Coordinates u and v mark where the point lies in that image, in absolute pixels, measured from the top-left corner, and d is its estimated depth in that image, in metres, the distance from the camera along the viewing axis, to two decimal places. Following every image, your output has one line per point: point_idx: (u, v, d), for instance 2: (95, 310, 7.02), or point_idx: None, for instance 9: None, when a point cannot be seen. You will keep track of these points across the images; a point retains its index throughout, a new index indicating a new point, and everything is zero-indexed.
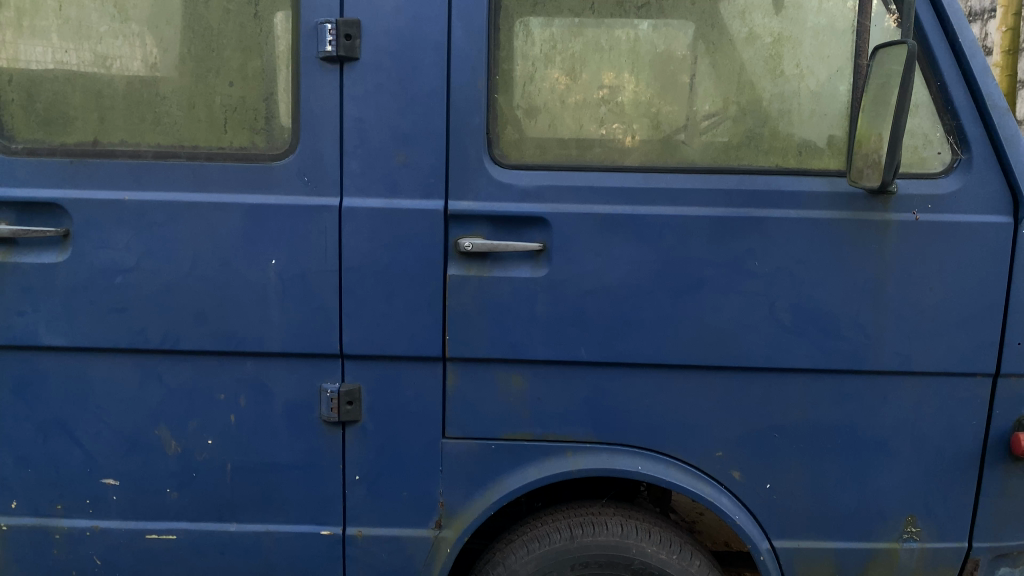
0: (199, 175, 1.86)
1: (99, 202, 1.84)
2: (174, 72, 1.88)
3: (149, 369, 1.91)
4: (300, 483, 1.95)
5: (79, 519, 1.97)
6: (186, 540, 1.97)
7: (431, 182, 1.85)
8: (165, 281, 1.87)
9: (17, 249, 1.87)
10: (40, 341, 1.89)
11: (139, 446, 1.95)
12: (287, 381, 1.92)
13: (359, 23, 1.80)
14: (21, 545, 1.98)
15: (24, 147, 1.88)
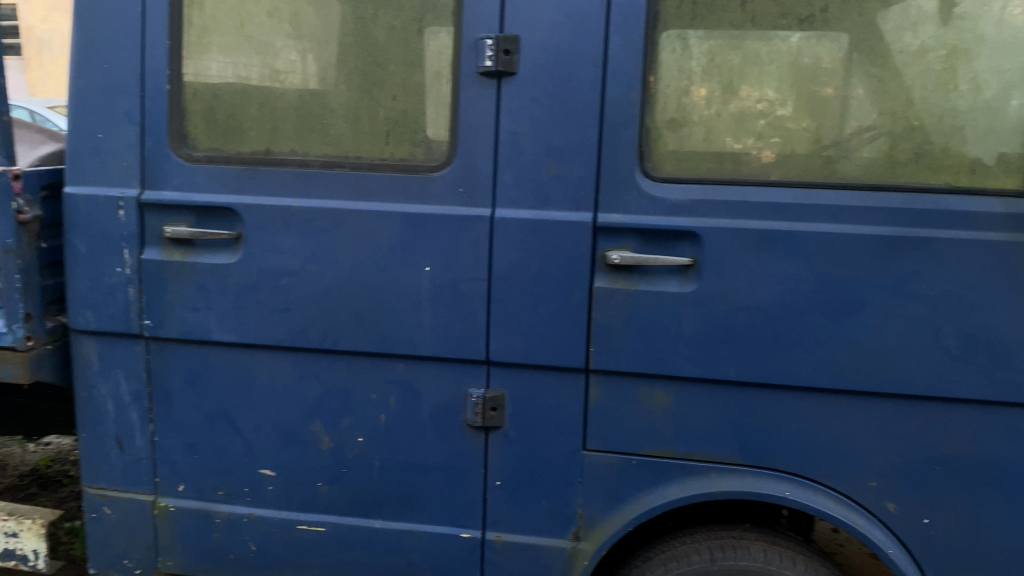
0: (361, 185, 1.95)
1: (270, 208, 1.96)
2: (342, 86, 1.98)
3: (307, 367, 2.01)
4: (443, 485, 2.01)
5: (237, 505, 2.10)
6: (333, 533, 2.06)
7: (581, 194, 1.86)
8: (326, 283, 1.96)
9: (195, 250, 2.01)
10: (211, 336, 2.02)
11: (295, 440, 2.05)
12: (435, 385, 1.98)
13: (518, 38, 1.85)
14: (186, 526, 2.12)
15: (203, 155, 2.02)
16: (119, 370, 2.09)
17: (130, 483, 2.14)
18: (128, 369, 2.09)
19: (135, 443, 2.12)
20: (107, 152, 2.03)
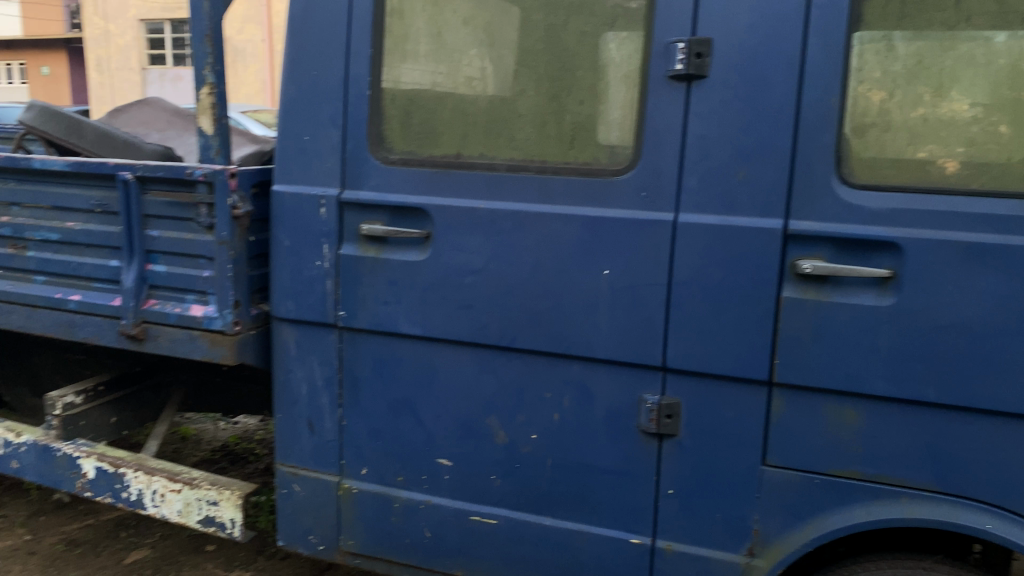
0: (546, 188, 1.98)
1: (458, 208, 2.03)
2: (531, 91, 2.02)
3: (486, 363, 2.07)
4: (615, 489, 2.01)
5: (415, 492, 2.19)
6: (504, 526, 2.10)
7: (771, 201, 1.81)
8: (508, 282, 2.01)
9: (387, 247, 2.12)
10: (398, 329, 2.13)
11: (471, 433, 2.11)
12: (610, 388, 1.98)
13: (710, 41, 1.82)
14: (367, 508, 2.23)
15: (398, 157, 2.12)
16: (314, 357, 2.24)
17: (319, 463, 2.28)
18: (322, 356, 2.23)
19: (324, 425, 2.26)
20: (312, 153, 2.17)
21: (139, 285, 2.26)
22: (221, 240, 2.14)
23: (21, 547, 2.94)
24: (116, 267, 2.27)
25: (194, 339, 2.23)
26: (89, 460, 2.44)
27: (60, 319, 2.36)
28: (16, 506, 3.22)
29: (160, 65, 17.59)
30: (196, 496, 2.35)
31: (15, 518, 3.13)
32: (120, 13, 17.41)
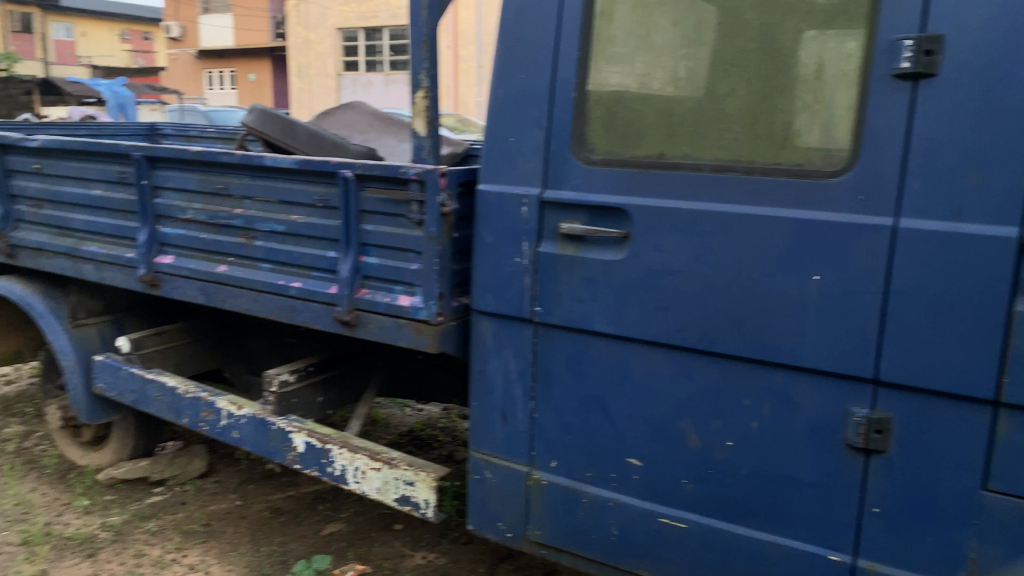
0: (754, 190, 1.94)
1: (660, 209, 2.03)
2: (741, 90, 1.99)
3: (682, 365, 2.06)
4: (814, 502, 1.94)
5: (604, 489, 2.21)
6: (694, 531, 2.09)
7: (1006, 207, 1.68)
8: (708, 285, 1.98)
9: (585, 246, 2.15)
10: (593, 327, 2.15)
11: (663, 435, 2.11)
12: (814, 399, 1.92)
13: (942, 37, 1.72)
14: (556, 501, 2.28)
15: (601, 158, 2.15)
16: (509, 350, 2.31)
17: (510, 453, 2.35)
18: (517, 350, 2.30)
19: (517, 417, 2.33)
20: (518, 154, 2.25)
21: (353, 275, 2.42)
22: (429, 235, 2.25)
23: (234, 512, 3.22)
24: (333, 258, 2.45)
25: (400, 327, 2.37)
26: (300, 434, 2.63)
27: (282, 303, 2.56)
28: (229, 473, 3.53)
29: (356, 72, 19.40)
30: (394, 476, 2.50)
31: (229, 485, 3.43)
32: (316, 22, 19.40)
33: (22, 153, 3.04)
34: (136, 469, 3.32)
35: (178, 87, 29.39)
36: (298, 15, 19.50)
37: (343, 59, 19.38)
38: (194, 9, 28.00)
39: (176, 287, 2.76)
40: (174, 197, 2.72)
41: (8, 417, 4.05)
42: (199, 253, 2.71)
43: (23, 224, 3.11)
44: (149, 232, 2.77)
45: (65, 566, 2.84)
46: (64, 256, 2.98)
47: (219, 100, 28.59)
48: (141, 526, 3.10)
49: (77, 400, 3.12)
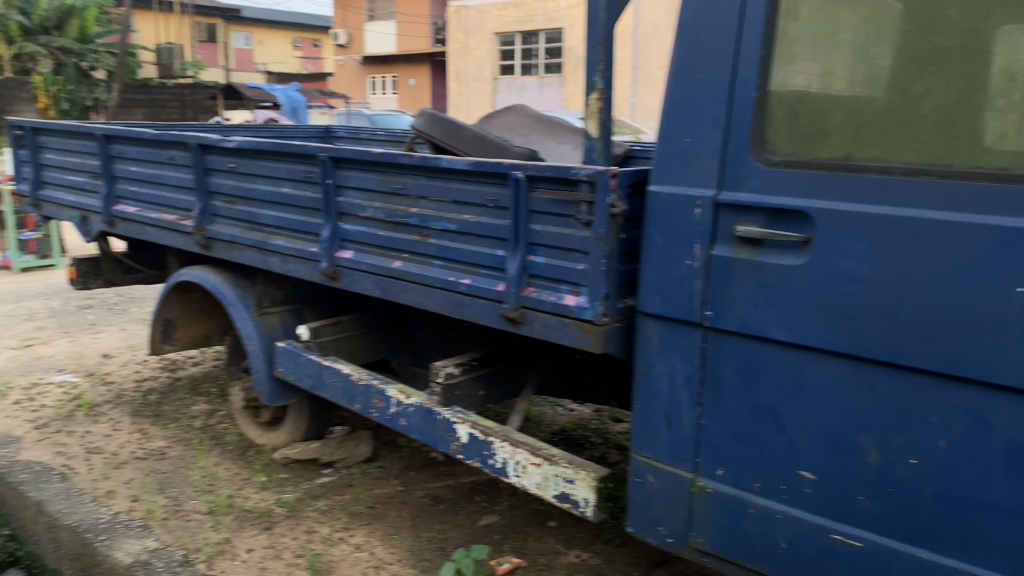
0: (951, 194, 1.83)
1: (845, 213, 1.96)
2: (940, 89, 1.89)
3: (864, 377, 1.97)
4: (1009, 531, 1.80)
5: (773, 501, 2.15)
6: (870, 551, 1.99)
7: None
8: (896, 293, 1.89)
9: (762, 250, 2.10)
10: (767, 334, 2.10)
11: (839, 448, 2.03)
12: (1014, 419, 1.76)
13: None
14: (721, 509, 2.24)
15: (782, 160, 2.10)
16: (677, 354, 2.28)
17: (674, 458, 2.34)
18: (685, 354, 2.27)
19: (682, 422, 2.30)
20: (693, 155, 2.22)
21: (521, 274, 2.45)
22: (597, 236, 2.24)
23: (396, 496, 3.36)
24: (502, 256, 2.50)
25: (565, 326, 2.37)
26: (464, 425, 2.72)
27: (451, 299, 2.64)
28: (392, 459, 3.69)
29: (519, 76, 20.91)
30: (554, 472, 2.51)
31: (391, 470, 3.59)
32: (477, 29, 21.51)
33: (219, 153, 3.29)
34: (308, 450, 3.54)
35: (344, 91, 31.26)
36: (461, 22, 21.74)
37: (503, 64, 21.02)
38: (358, 17, 29.46)
39: (355, 280, 2.93)
40: (355, 196, 2.88)
41: (196, 396, 4.41)
42: (376, 249, 2.86)
43: (218, 218, 3.37)
44: (332, 228, 2.95)
45: (245, 537, 3.06)
46: (254, 248, 3.23)
47: (380, 104, 30.11)
48: (312, 504, 3.30)
49: (260, 382, 3.35)
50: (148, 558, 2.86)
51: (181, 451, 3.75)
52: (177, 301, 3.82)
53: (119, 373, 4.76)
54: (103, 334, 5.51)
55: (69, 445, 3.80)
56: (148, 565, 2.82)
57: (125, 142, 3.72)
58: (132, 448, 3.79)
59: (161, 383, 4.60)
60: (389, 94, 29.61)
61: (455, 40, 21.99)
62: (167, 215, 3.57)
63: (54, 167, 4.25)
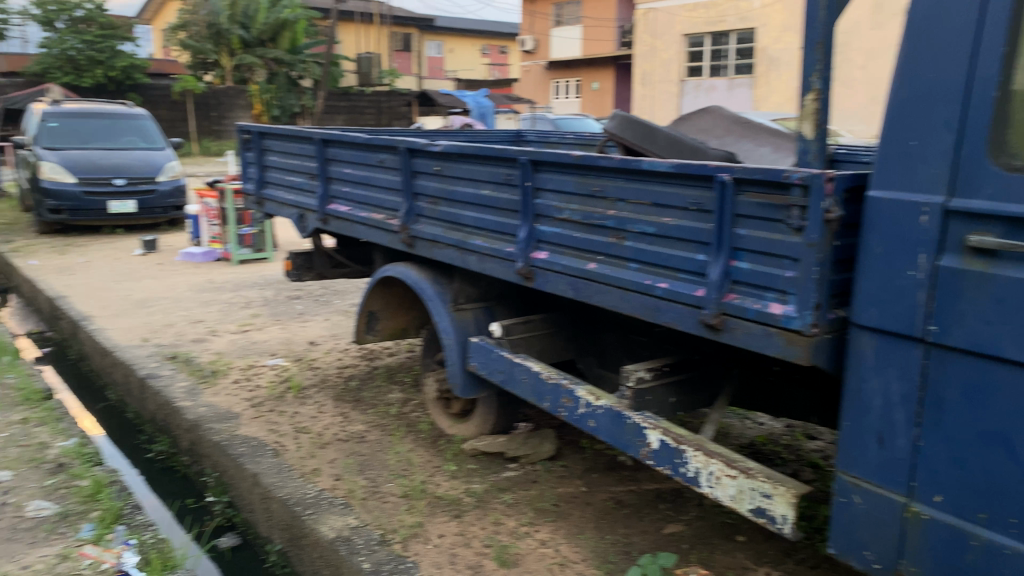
0: None
1: None
2: None
3: None
4: None
5: (999, 535, 1.96)
6: None
7: None
8: None
9: (998, 262, 1.92)
10: (1002, 353, 1.91)
11: None
12: None
13: None
14: (937, 538, 2.09)
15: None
16: (893, 370, 2.15)
17: (886, 480, 2.20)
18: (903, 371, 2.13)
19: (897, 443, 2.17)
20: (919, 159, 2.09)
21: (723, 279, 2.38)
22: (810, 243, 2.13)
23: (580, 496, 3.40)
24: (702, 261, 2.44)
25: (769, 336, 2.28)
26: (655, 431, 2.66)
27: (646, 302, 2.61)
28: (575, 459, 3.73)
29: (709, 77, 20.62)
30: (750, 486, 2.40)
31: (575, 470, 3.62)
32: (664, 31, 21.31)
33: (425, 156, 3.46)
34: (495, 443, 3.69)
35: (529, 96, 32.02)
36: (648, 24, 21.63)
37: (691, 65, 20.89)
38: (546, 24, 30.31)
39: (549, 281, 2.97)
40: (553, 198, 2.91)
41: (391, 384, 4.66)
42: (571, 250, 2.87)
43: (421, 218, 3.56)
44: (529, 229, 3.01)
45: (436, 522, 3.20)
46: (454, 247, 3.38)
47: (564, 109, 30.64)
48: (499, 497, 3.39)
49: (454, 375, 3.49)
50: (350, 535, 3.05)
51: (379, 436, 3.98)
52: (380, 294, 4.06)
53: (323, 359, 5.12)
54: (309, 323, 5.94)
55: (281, 424, 4.13)
56: (349, 542, 3.00)
57: (340, 146, 4.00)
58: (335, 430, 4.06)
59: (361, 371, 4.90)
60: (572, 98, 30.01)
61: (641, 42, 21.99)
62: (376, 215, 3.82)
63: (277, 168, 4.64)
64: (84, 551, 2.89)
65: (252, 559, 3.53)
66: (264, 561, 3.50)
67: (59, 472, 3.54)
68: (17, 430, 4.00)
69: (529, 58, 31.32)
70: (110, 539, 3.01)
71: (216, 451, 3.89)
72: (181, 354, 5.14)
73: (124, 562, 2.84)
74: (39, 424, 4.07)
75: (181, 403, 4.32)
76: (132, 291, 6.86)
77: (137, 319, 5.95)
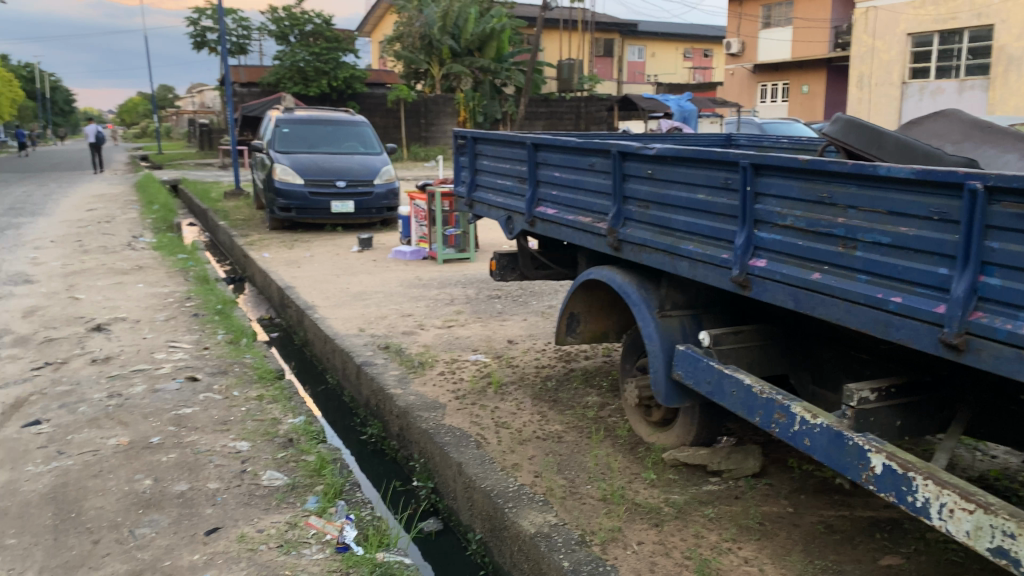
0: None
1: None
2: None
3: None
4: None
5: None
6: None
7: None
8: None
9: None
10: None
11: None
12: None
13: None
14: None
15: None
16: None
17: None
18: None
19: None
20: None
21: (969, 296, 2.18)
22: None
23: (787, 517, 3.25)
24: (945, 275, 2.25)
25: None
26: (879, 455, 2.46)
27: (878, 317, 2.44)
28: (780, 478, 3.59)
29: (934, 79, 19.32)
30: (990, 522, 2.15)
31: (780, 490, 3.48)
32: (883, 31, 19.95)
33: (638, 160, 3.45)
34: (697, 456, 3.55)
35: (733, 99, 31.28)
36: (866, 23, 20.40)
37: (914, 66, 19.58)
38: (754, 26, 29.40)
39: (766, 289, 2.86)
40: (775, 204, 2.81)
41: (589, 387, 4.69)
42: (794, 259, 2.76)
43: (630, 222, 3.56)
44: (746, 236, 2.92)
45: (635, 528, 3.17)
46: (663, 252, 3.34)
47: (770, 113, 29.67)
48: (700, 510, 3.31)
49: (658, 382, 3.45)
50: (550, 532, 3.10)
51: (576, 437, 4.02)
52: (582, 297, 4.10)
53: (522, 357, 5.25)
54: (509, 322, 6.11)
55: (483, 417, 4.27)
56: (549, 539, 3.05)
57: (550, 150, 4.08)
58: (534, 427, 4.15)
59: (558, 372, 4.97)
60: (778, 101, 28.96)
61: (858, 43, 20.83)
62: (583, 218, 3.86)
63: (488, 172, 4.82)
64: (310, 521, 3.16)
65: (454, 545, 3.70)
66: (464, 548, 3.65)
67: (289, 446, 3.87)
68: (254, 405, 4.41)
69: (734, 61, 30.54)
70: (332, 512, 3.26)
71: (423, 439, 4.09)
72: (392, 345, 5.45)
73: (344, 535, 3.06)
74: (272, 401, 4.47)
75: (392, 390, 4.58)
76: (349, 284, 7.39)
77: (354, 310, 6.39)
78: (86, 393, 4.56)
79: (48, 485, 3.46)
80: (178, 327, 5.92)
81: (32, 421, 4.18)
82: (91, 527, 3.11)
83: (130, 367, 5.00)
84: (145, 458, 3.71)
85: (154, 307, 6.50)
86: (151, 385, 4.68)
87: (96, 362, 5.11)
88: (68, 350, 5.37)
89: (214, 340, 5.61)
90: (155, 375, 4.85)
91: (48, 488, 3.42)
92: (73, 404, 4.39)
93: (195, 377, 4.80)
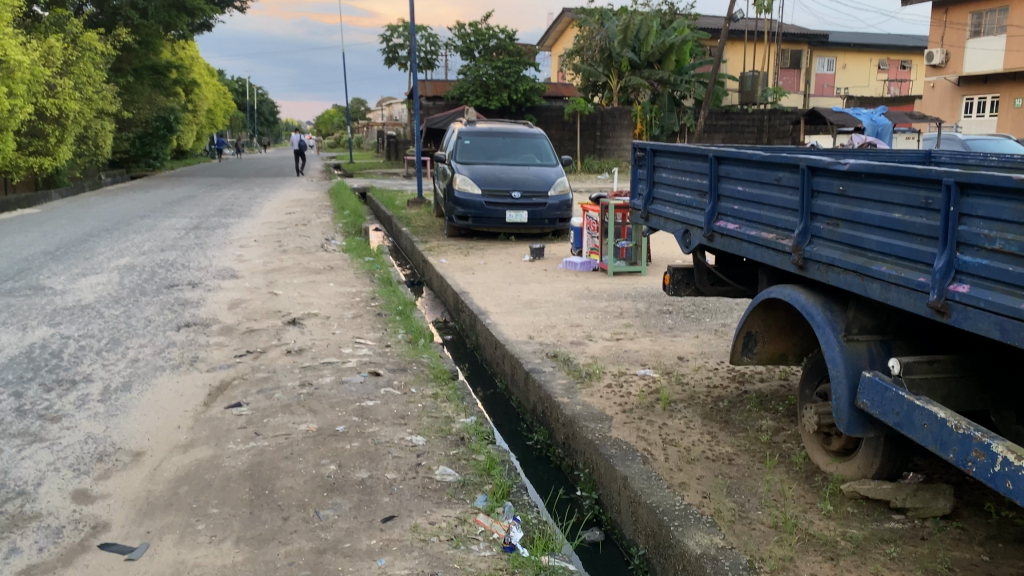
0: None
1: None
2: None
3: None
4: None
5: None
6: None
7: None
8: None
9: None
10: None
11: None
12: None
13: None
14: None
15: None
16: None
17: None
18: None
19: None
20: None
21: None
22: None
23: (980, 565, 2.99)
24: None
25: None
26: None
27: None
28: (974, 523, 3.32)
29: None
30: None
31: (974, 535, 3.22)
32: None
33: (828, 175, 3.32)
34: (880, 490, 3.35)
35: (933, 113, 29.21)
36: None
37: None
38: (961, 35, 27.28)
39: (968, 317, 2.66)
40: (982, 225, 2.61)
41: (763, 410, 4.53)
42: (1001, 285, 2.54)
43: (817, 240, 3.42)
44: (947, 258, 2.72)
45: (809, 560, 3.03)
46: (854, 273, 3.19)
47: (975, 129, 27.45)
48: (882, 547, 3.12)
49: (841, 409, 3.28)
50: (717, 554, 3.03)
51: (747, 461, 3.90)
52: (761, 316, 3.99)
53: (693, 375, 5.16)
54: (680, 338, 6.02)
55: (650, 432, 4.24)
56: (716, 561, 2.98)
57: (734, 164, 4.01)
58: (703, 447, 4.06)
59: (730, 393, 4.85)
60: (987, 115, 26.79)
61: None
62: (766, 234, 3.76)
63: (666, 185, 4.79)
64: (478, 518, 3.27)
65: (617, 558, 3.67)
66: (628, 562, 3.62)
67: (461, 444, 4.02)
68: (429, 402, 4.62)
69: (938, 72, 28.49)
70: (500, 512, 3.35)
71: (589, 449, 4.12)
72: (561, 353, 5.52)
73: (511, 536, 3.15)
74: (446, 400, 4.66)
75: (560, 399, 4.64)
76: (521, 292, 7.57)
77: (525, 318, 6.52)
78: (282, 380, 4.95)
79: (246, 462, 3.78)
80: (363, 325, 6.30)
81: (234, 403, 4.58)
82: (282, 505, 3.37)
83: (320, 359, 5.37)
84: (331, 444, 3.97)
85: (342, 305, 6.94)
86: (339, 377, 5.01)
87: (291, 353, 5.52)
88: (267, 340, 5.85)
89: (395, 338, 5.92)
90: (342, 368, 5.18)
91: (246, 465, 3.75)
92: (270, 390, 4.78)
93: (378, 372, 5.09)
